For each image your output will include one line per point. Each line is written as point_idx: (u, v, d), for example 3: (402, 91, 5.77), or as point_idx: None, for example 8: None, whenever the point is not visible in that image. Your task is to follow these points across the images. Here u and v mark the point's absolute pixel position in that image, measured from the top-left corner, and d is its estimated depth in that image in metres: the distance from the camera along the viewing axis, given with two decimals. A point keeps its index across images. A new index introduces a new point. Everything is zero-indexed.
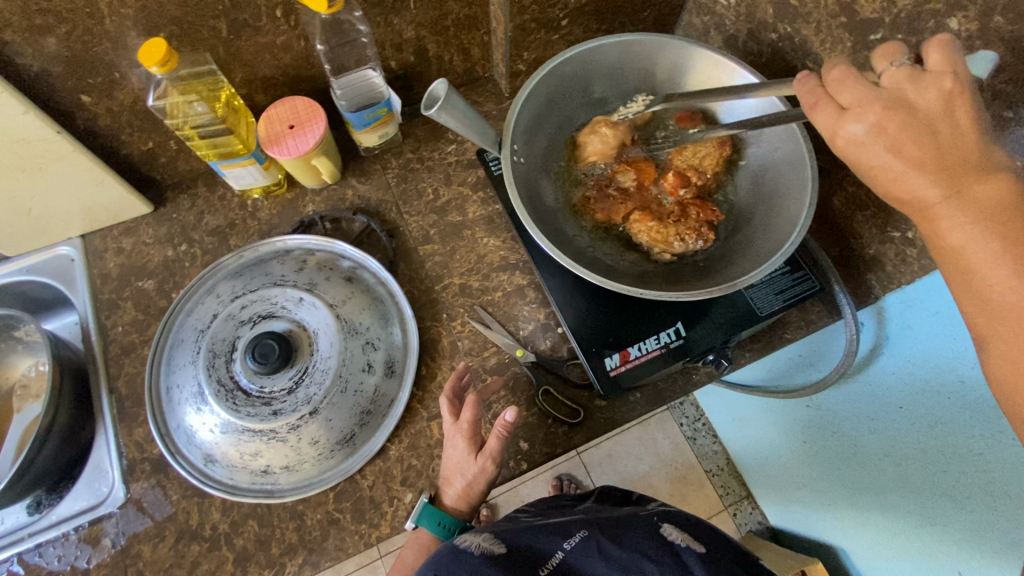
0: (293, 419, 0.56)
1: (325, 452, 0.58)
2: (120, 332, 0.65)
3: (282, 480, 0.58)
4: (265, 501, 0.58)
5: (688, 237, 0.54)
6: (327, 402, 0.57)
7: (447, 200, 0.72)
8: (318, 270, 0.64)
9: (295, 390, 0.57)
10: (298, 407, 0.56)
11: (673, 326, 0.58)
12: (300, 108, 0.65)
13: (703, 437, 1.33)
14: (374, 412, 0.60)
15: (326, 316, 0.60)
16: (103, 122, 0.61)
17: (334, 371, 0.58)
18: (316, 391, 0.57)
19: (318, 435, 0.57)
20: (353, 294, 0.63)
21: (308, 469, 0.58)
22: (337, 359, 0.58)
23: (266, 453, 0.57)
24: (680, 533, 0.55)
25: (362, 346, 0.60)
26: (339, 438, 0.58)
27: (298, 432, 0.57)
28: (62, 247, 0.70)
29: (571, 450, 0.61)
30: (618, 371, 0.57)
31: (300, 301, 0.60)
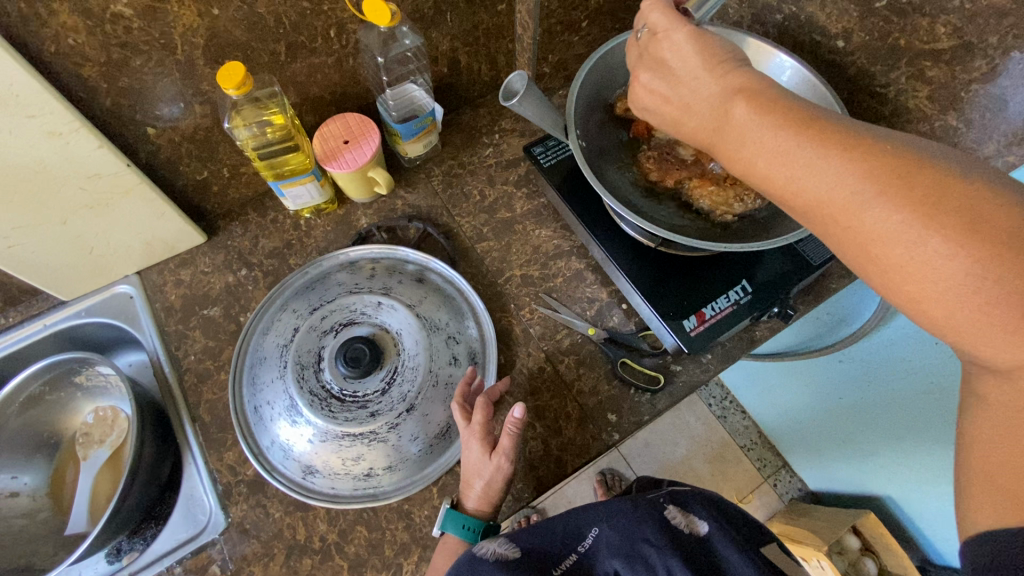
0: (391, 418, 0.58)
1: (424, 447, 0.59)
2: (193, 361, 0.65)
3: (385, 482, 0.58)
4: (371, 504, 0.58)
5: (747, 197, 0.58)
6: (422, 398, 0.59)
7: (494, 199, 0.75)
8: (389, 274, 0.66)
9: (389, 390, 0.59)
10: (396, 406, 0.58)
11: (739, 284, 0.62)
12: (353, 124, 0.68)
13: (732, 414, 1.38)
14: None
15: (407, 316, 0.62)
16: (164, 154, 0.62)
17: (425, 367, 0.60)
18: (410, 388, 0.59)
19: (417, 432, 0.58)
20: (427, 293, 0.65)
21: (409, 467, 0.58)
22: (426, 354, 0.60)
23: (368, 455, 0.57)
24: (683, 515, 0.57)
25: (446, 340, 0.62)
26: (437, 432, 0.59)
27: (399, 430, 0.58)
28: (120, 286, 0.69)
29: (656, 416, 0.63)
30: (697, 331, 0.60)
31: (380, 305, 0.62)
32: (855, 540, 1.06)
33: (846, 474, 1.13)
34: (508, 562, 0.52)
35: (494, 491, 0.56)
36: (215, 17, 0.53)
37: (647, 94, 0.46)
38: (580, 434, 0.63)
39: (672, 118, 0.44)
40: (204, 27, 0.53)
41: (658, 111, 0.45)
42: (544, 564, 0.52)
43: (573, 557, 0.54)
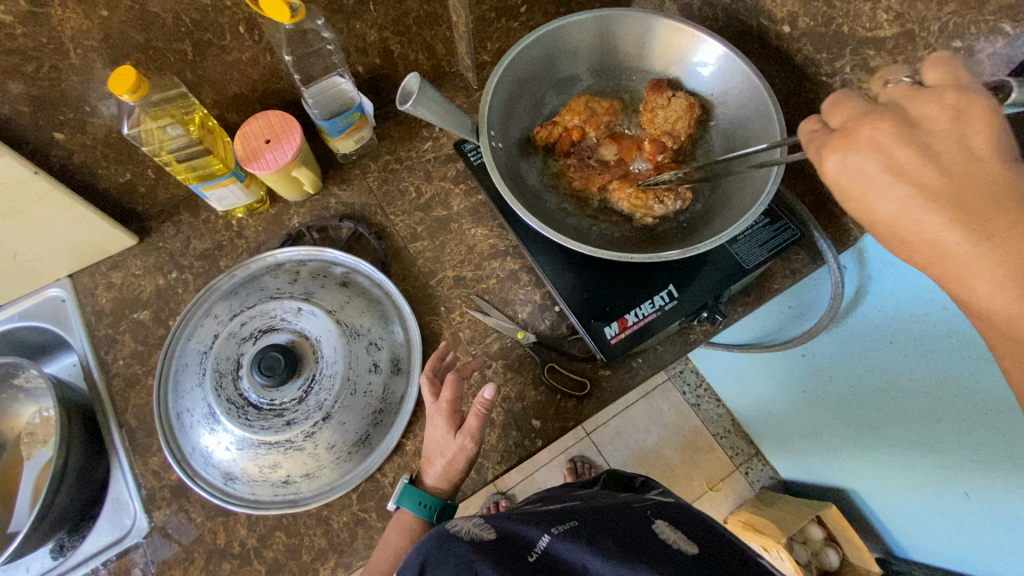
0: (307, 426, 0.57)
1: (343, 454, 0.59)
2: (122, 365, 0.66)
3: (304, 488, 0.58)
4: (290, 510, 0.58)
5: (666, 199, 0.54)
6: (338, 407, 0.58)
7: (430, 196, 0.73)
8: (312, 278, 0.64)
9: (306, 399, 0.57)
10: (311, 415, 0.57)
11: (665, 289, 0.60)
12: (274, 122, 0.66)
13: (707, 402, 1.36)
14: (386, 410, 0.61)
15: (327, 322, 0.60)
16: (79, 159, 0.61)
17: (343, 375, 0.59)
18: (327, 397, 0.57)
19: (334, 440, 0.58)
20: (351, 298, 0.64)
21: (328, 474, 0.58)
22: (344, 363, 0.59)
23: (285, 463, 0.57)
24: (673, 531, 0.57)
25: (366, 346, 0.61)
26: (355, 440, 0.59)
27: (315, 438, 0.57)
28: (52, 289, 0.69)
29: (582, 422, 0.62)
30: (618, 338, 0.58)
31: (299, 311, 0.60)
32: (819, 530, 1.08)
33: (814, 466, 1.12)
34: (479, 542, 0.50)
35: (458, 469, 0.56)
36: (105, 19, 0.50)
37: (844, 169, 0.36)
38: (504, 441, 0.62)
39: (879, 222, 0.36)
40: (96, 29, 0.51)
41: (858, 209, 0.37)
42: (516, 549, 0.50)
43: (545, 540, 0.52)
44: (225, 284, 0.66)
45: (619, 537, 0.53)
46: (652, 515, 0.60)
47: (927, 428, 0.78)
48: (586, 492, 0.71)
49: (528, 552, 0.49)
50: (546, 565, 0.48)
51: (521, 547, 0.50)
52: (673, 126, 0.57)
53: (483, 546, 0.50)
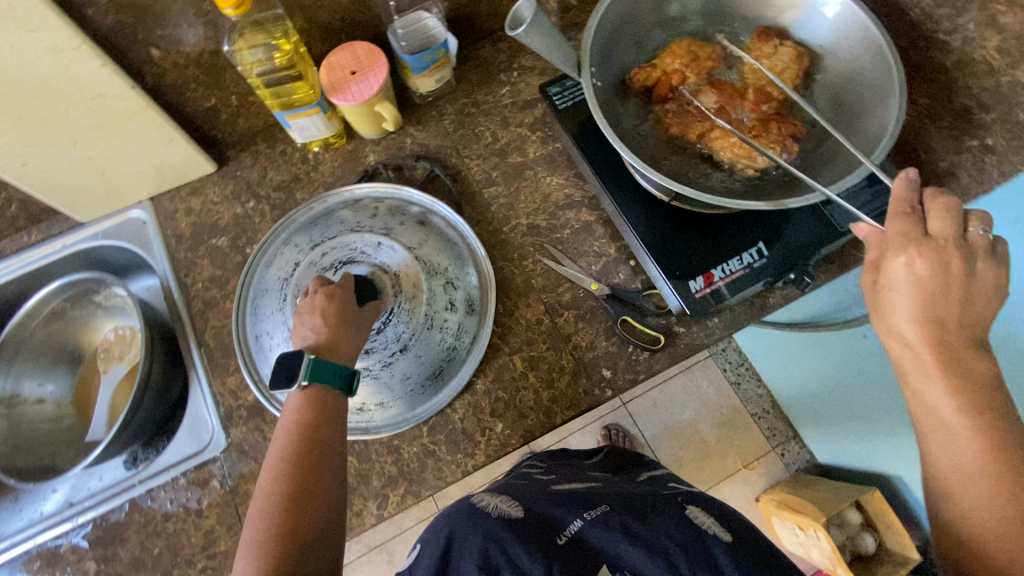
0: (385, 356, 0.60)
1: (416, 387, 0.61)
2: (201, 288, 0.67)
3: (377, 417, 0.60)
4: (362, 438, 0.60)
5: (771, 150, 0.53)
6: (415, 339, 0.61)
7: (506, 142, 0.72)
8: (392, 216, 0.66)
9: (384, 329, 0.60)
10: (390, 345, 0.60)
11: (755, 246, 0.58)
12: (360, 53, 0.65)
13: (747, 382, 1.33)
14: (459, 348, 0.62)
15: (405, 257, 0.62)
16: (171, 78, 0.61)
17: (421, 310, 0.61)
18: (405, 329, 0.61)
19: (410, 371, 0.61)
20: (428, 237, 0.65)
21: (400, 405, 0.61)
22: (422, 298, 0.62)
23: (361, 390, 0.60)
24: (706, 519, 0.58)
25: (443, 285, 0.63)
26: (428, 374, 0.61)
27: (392, 368, 0.60)
28: (134, 211, 0.71)
29: (653, 375, 0.62)
30: (703, 293, 0.57)
31: (379, 246, 0.62)
32: (856, 514, 1.06)
33: (859, 451, 1.10)
34: (507, 520, 0.53)
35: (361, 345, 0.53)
36: None
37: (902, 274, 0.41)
38: (573, 387, 0.61)
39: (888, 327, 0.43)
40: None
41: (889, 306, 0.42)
42: (547, 530, 0.53)
43: (577, 523, 0.54)
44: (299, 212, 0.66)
45: (651, 532, 0.53)
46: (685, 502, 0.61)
47: None
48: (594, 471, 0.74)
49: (556, 536, 0.52)
50: (578, 549, 0.51)
51: (553, 528, 0.53)
52: (779, 77, 0.55)
53: (512, 523, 0.53)
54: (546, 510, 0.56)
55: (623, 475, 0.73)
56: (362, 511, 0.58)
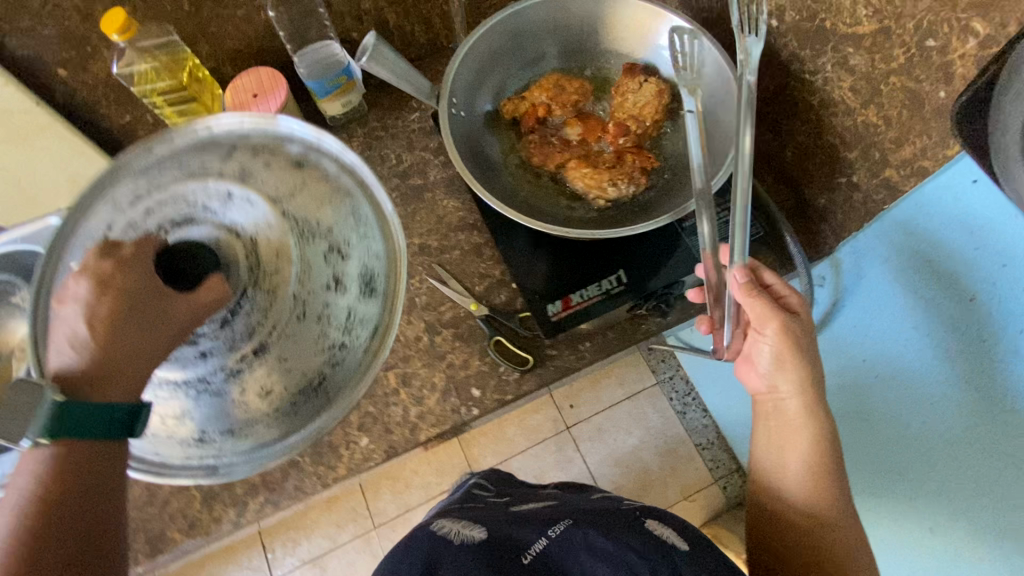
0: (230, 362, 0.38)
1: (282, 404, 0.41)
2: None
3: (229, 448, 0.40)
4: (208, 479, 0.40)
5: (620, 182, 0.55)
6: (277, 333, 0.39)
7: (409, 165, 0.75)
8: (255, 154, 0.42)
9: (231, 321, 0.38)
10: (241, 343, 0.38)
11: (615, 274, 0.61)
12: (264, 78, 0.68)
13: (692, 411, 1.33)
14: (351, 346, 0.42)
15: (269, 212, 0.40)
16: (81, 96, 0.65)
17: (287, 290, 0.39)
18: (259, 319, 0.39)
19: (271, 383, 0.40)
20: (304, 184, 0.42)
21: (266, 430, 0.41)
22: (290, 273, 0.39)
23: (199, 413, 0.39)
24: (661, 526, 0.56)
25: (324, 254, 0.41)
26: (301, 385, 0.41)
27: (248, 374, 0.39)
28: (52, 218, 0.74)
29: (520, 397, 0.63)
30: (560, 316, 0.60)
31: (227, 198, 0.40)
32: None
33: None
34: (471, 546, 0.52)
35: (159, 348, 0.37)
36: None
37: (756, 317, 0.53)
38: (441, 406, 0.63)
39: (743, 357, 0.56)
40: None
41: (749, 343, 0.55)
42: (512, 552, 0.51)
43: (541, 542, 0.53)
44: (133, 165, 0.41)
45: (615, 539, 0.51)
46: (642, 516, 0.58)
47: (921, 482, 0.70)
48: (546, 494, 0.76)
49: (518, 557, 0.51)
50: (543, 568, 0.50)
51: (515, 550, 0.52)
52: (641, 111, 0.57)
53: (475, 551, 0.51)
54: (513, 534, 0.55)
55: (575, 493, 0.76)
56: (221, 517, 0.59)
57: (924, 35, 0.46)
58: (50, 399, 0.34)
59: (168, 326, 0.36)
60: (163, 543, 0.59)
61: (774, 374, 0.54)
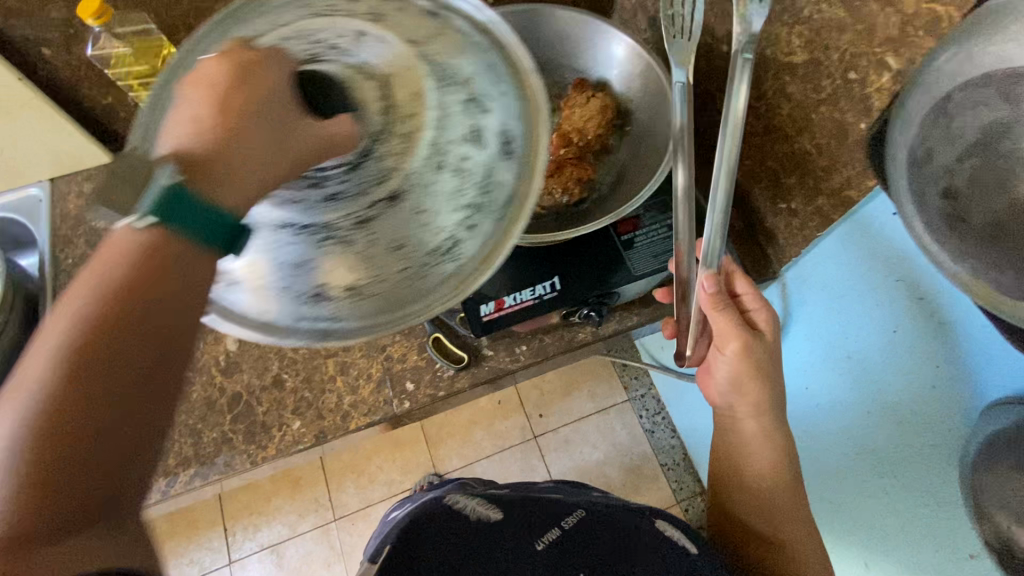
0: (363, 206, 0.39)
1: (412, 259, 0.41)
2: (70, 264, 0.73)
3: (346, 305, 0.41)
4: (322, 341, 0.42)
5: (556, 190, 0.59)
6: (415, 182, 0.39)
7: None
8: (383, 2, 0.42)
9: (360, 166, 0.38)
10: (369, 188, 0.39)
11: (550, 280, 0.61)
12: None
13: (661, 431, 1.33)
14: (487, 208, 0.42)
15: (404, 52, 0.40)
16: (64, 75, 0.69)
17: (424, 139, 0.39)
18: (395, 164, 0.39)
19: (402, 235, 0.41)
20: (440, 37, 0.42)
21: (401, 287, 0.42)
22: (427, 118, 0.39)
23: (328, 259, 0.40)
24: (676, 530, 0.55)
25: (464, 106, 0.41)
26: (434, 244, 0.42)
27: (368, 229, 0.39)
28: (33, 189, 0.78)
29: (452, 393, 0.64)
30: (491, 317, 0.60)
31: (360, 37, 0.40)
32: None
33: None
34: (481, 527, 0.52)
35: (274, 165, 0.34)
36: None
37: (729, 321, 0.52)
38: (375, 396, 0.64)
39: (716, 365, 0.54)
40: None
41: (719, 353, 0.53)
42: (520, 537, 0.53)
43: (555, 531, 0.55)
44: (208, 52, 0.41)
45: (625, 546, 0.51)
46: (653, 516, 0.57)
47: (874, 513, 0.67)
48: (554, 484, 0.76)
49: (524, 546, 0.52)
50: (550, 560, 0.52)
51: (522, 538, 0.53)
52: (584, 125, 0.59)
53: (483, 532, 0.52)
54: (525, 518, 0.56)
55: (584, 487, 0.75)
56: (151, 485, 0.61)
57: (848, 66, 0.47)
58: (165, 180, 0.29)
59: (287, 152, 0.34)
60: None
61: (733, 387, 0.54)
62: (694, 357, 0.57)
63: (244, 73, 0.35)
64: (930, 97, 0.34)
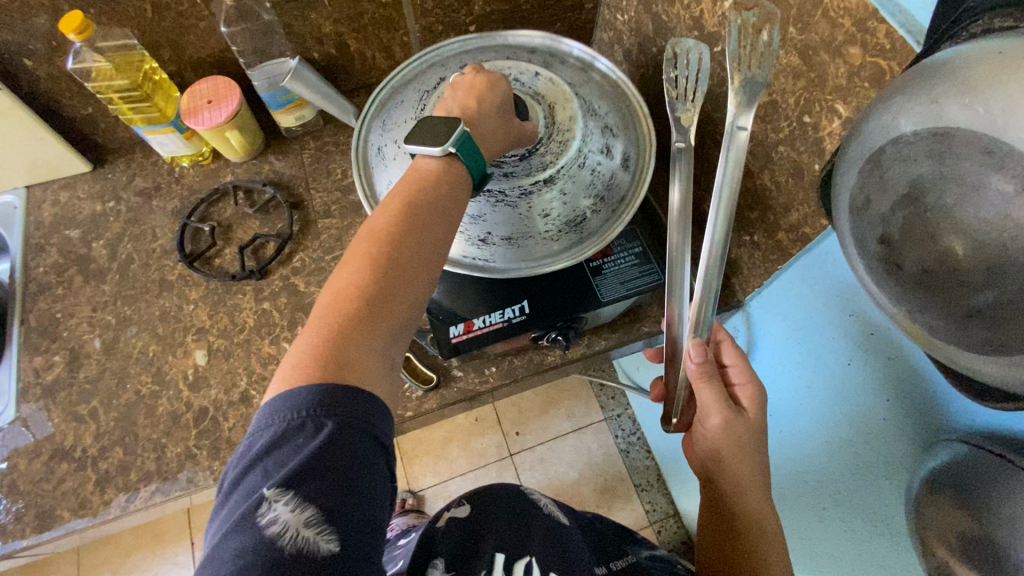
0: (526, 183, 0.52)
1: (552, 230, 0.53)
2: (40, 273, 0.73)
3: (497, 256, 0.54)
4: (472, 270, 0.54)
5: None
6: (563, 172, 0.52)
7: (353, 180, 0.78)
8: (549, 57, 0.59)
9: (528, 157, 0.52)
10: (532, 172, 0.51)
11: (519, 303, 0.62)
12: (220, 86, 0.73)
13: (636, 451, 1.34)
14: (607, 200, 0.54)
15: (564, 87, 0.54)
16: (45, 85, 0.70)
17: (570, 143, 0.52)
18: (555, 159, 0.52)
19: (552, 210, 0.53)
20: (588, 82, 0.57)
21: (533, 249, 0.54)
22: (576, 132, 0.52)
23: (488, 217, 0.53)
24: None
25: (601, 130, 0.54)
26: (570, 219, 0.53)
27: (533, 199, 0.52)
28: (7, 196, 0.78)
29: (420, 413, 0.64)
30: (460, 339, 0.61)
31: (536, 75, 0.55)
32: None
33: None
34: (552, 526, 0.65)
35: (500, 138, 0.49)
36: None
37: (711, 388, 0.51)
38: None
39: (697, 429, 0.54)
40: None
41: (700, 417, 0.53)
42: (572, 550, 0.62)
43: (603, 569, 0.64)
44: (451, 66, 0.57)
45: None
46: None
47: (841, 543, 0.67)
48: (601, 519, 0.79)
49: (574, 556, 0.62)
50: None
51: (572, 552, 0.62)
52: None
53: (550, 530, 0.64)
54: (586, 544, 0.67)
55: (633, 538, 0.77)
56: (110, 500, 0.60)
57: (803, 110, 0.49)
58: (462, 127, 0.46)
59: (508, 134, 0.50)
60: (50, 520, 0.60)
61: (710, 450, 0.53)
62: (680, 423, 0.58)
63: (493, 77, 0.52)
64: (871, 145, 0.35)
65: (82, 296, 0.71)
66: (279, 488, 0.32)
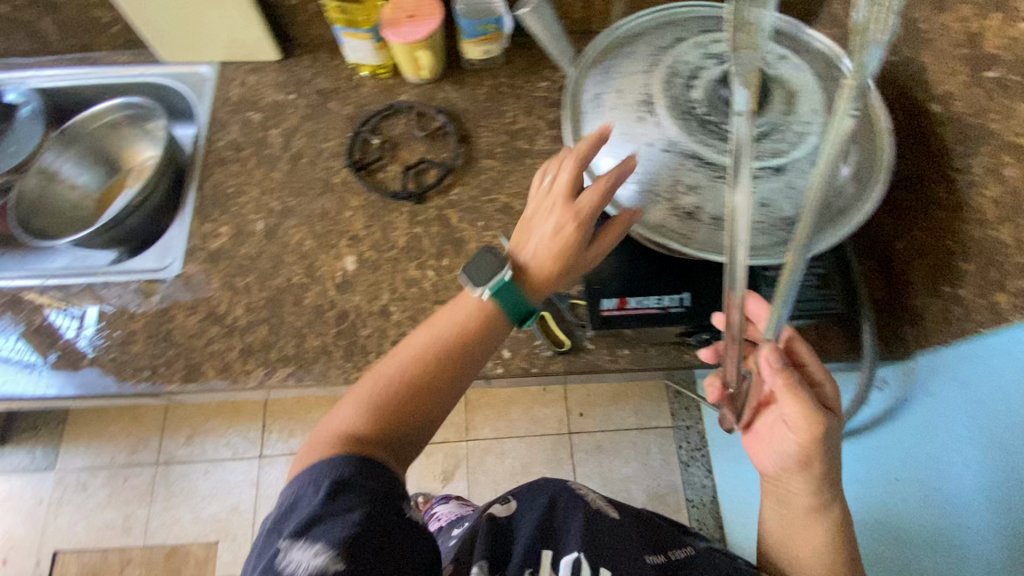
0: (753, 166, 0.48)
1: (763, 221, 0.49)
2: (220, 146, 0.77)
3: (697, 232, 0.50)
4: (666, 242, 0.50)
5: None
6: (795, 166, 0.48)
7: (521, 127, 0.77)
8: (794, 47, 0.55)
9: (760, 140, 0.48)
10: (763, 155, 0.48)
11: (678, 294, 0.59)
12: (423, 2, 0.72)
13: (696, 467, 1.30)
14: (827, 208, 0.50)
15: (812, 79, 0.51)
16: None
17: (808, 137, 0.49)
18: (789, 148, 0.48)
19: (773, 200, 0.48)
20: (834, 79, 0.53)
21: None
22: (816, 127, 0.49)
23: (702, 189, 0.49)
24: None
25: None
26: (786, 216, 0.49)
27: (755, 184, 0.48)
28: (203, 67, 0.82)
29: (545, 373, 0.64)
30: (610, 314, 0.59)
31: (784, 59, 0.52)
32: None
33: None
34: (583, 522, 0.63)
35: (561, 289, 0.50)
36: None
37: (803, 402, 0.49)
38: None
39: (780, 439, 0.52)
40: None
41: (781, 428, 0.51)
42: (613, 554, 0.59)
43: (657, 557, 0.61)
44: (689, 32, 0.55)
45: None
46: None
47: None
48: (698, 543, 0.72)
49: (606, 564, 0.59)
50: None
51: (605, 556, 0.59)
52: None
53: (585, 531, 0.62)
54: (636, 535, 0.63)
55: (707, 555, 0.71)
56: (250, 371, 0.64)
57: None
58: (505, 274, 0.47)
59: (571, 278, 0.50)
60: (196, 372, 0.64)
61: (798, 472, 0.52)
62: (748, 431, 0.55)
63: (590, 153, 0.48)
64: None
65: (254, 178, 0.75)
66: (295, 538, 0.37)
